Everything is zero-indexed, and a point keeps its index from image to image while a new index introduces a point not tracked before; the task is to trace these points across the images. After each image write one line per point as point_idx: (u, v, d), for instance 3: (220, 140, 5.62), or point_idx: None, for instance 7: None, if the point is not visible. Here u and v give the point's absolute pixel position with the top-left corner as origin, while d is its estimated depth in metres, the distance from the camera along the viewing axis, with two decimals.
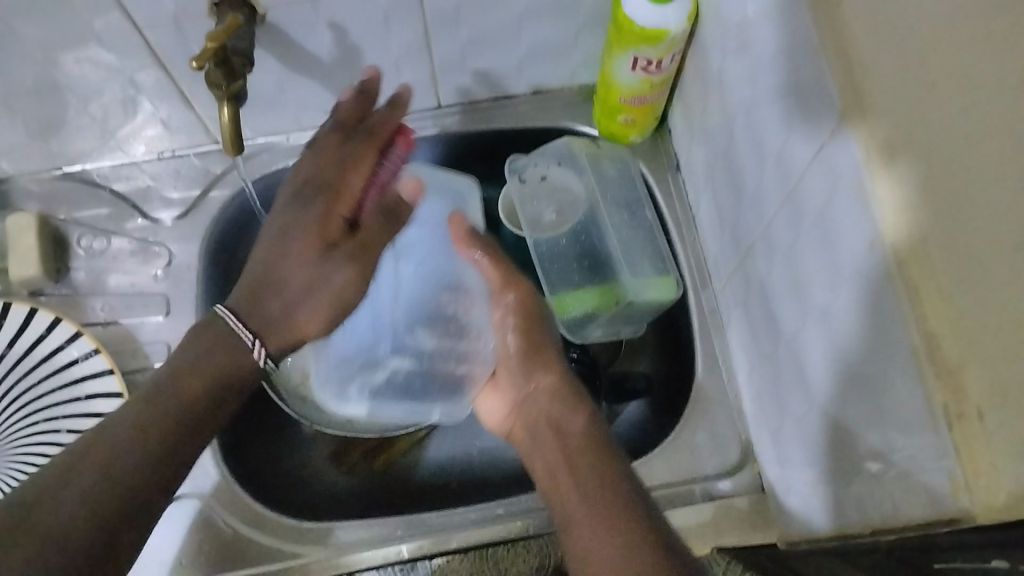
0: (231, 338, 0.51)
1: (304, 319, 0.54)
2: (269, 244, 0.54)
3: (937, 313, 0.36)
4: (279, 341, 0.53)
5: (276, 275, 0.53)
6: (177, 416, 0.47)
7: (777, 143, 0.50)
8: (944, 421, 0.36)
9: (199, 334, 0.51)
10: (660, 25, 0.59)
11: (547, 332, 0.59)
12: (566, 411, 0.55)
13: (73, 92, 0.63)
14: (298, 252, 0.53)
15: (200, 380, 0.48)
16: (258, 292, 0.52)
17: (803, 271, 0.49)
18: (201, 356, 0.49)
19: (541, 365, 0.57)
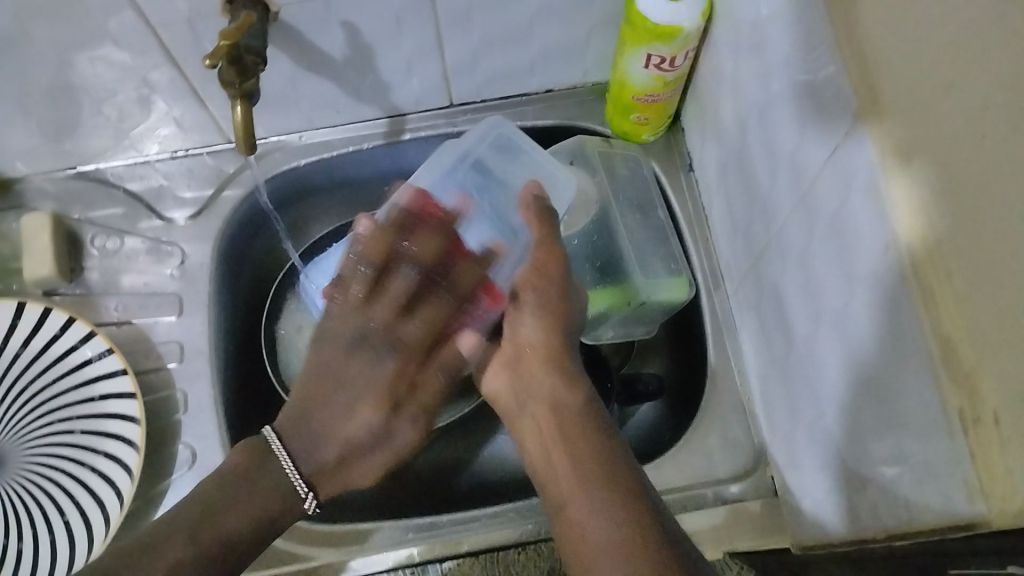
0: (273, 458, 0.55)
1: (354, 469, 0.57)
2: (326, 371, 0.56)
3: (953, 317, 0.35)
4: (329, 488, 0.57)
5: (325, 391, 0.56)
6: (225, 543, 0.51)
7: (790, 143, 0.50)
8: (959, 426, 0.35)
9: (246, 456, 0.55)
10: (674, 22, 0.58)
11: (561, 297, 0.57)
12: (561, 385, 0.54)
13: (87, 92, 0.63)
14: (358, 409, 0.56)
15: (241, 520, 0.52)
16: (307, 424, 0.56)
17: (816, 274, 0.48)
18: (248, 491, 0.54)
19: (542, 334, 0.56)
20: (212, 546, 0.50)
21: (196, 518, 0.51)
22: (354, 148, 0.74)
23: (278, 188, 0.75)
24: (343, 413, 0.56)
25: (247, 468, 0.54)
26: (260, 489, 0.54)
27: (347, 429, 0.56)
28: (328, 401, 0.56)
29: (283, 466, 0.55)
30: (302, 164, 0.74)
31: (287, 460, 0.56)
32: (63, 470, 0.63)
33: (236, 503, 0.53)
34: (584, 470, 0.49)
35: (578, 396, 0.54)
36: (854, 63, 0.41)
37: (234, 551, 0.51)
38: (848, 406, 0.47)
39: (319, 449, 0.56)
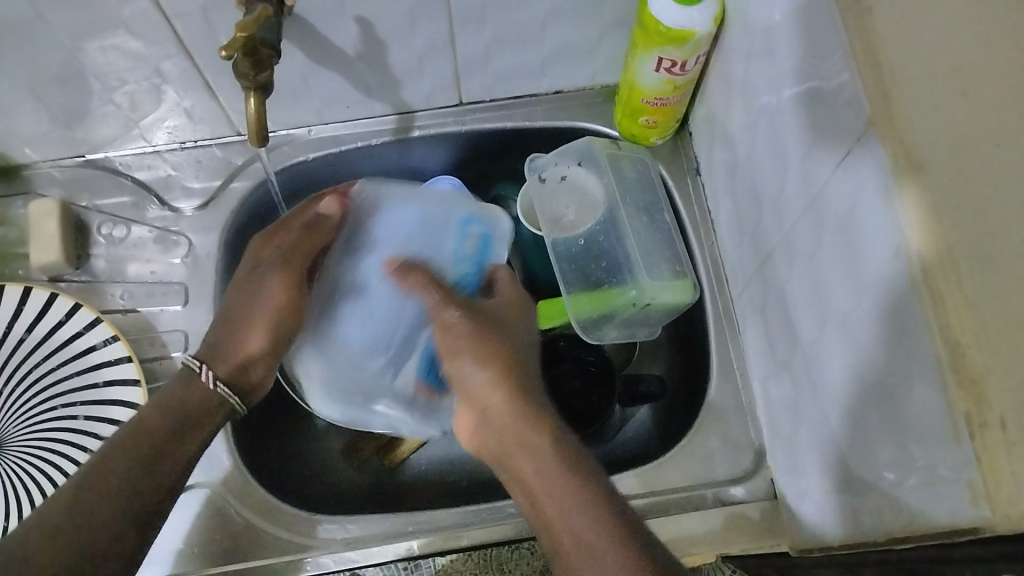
0: (198, 378, 0.57)
1: (252, 364, 0.60)
2: (248, 268, 0.63)
3: (962, 323, 0.35)
4: (224, 367, 0.59)
5: (246, 290, 0.61)
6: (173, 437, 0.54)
7: (801, 148, 0.50)
8: (965, 430, 0.35)
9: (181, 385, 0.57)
10: (686, 26, 0.58)
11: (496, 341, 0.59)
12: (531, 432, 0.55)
13: (98, 79, 0.63)
14: (256, 284, 0.61)
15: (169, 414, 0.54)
16: (227, 321, 0.60)
17: (824, 279, 0.49)
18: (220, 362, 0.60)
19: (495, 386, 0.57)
20: (143, 441, 0.52)
21: (132, 426, 0.53)
22: (363, 143, 0.74)
23: (286, 181, 0.75)
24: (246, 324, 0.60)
25: (171, 392, 0.56)
26: (185, 399, 0.56)
27: (250, 311, 0.60)
28: (236, 325, 0.60)
29: (211, 384, 0.57)
30: (310, 158, 0.74)
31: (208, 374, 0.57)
32: (64, 454, 0.62)
33: (156, 410, 0.54)
34: (562, 494, 0.51)
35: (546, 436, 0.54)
36: (866, 68, 0.41)
37: (177, 440, 0.53)
38: (854, 410, 0.47)
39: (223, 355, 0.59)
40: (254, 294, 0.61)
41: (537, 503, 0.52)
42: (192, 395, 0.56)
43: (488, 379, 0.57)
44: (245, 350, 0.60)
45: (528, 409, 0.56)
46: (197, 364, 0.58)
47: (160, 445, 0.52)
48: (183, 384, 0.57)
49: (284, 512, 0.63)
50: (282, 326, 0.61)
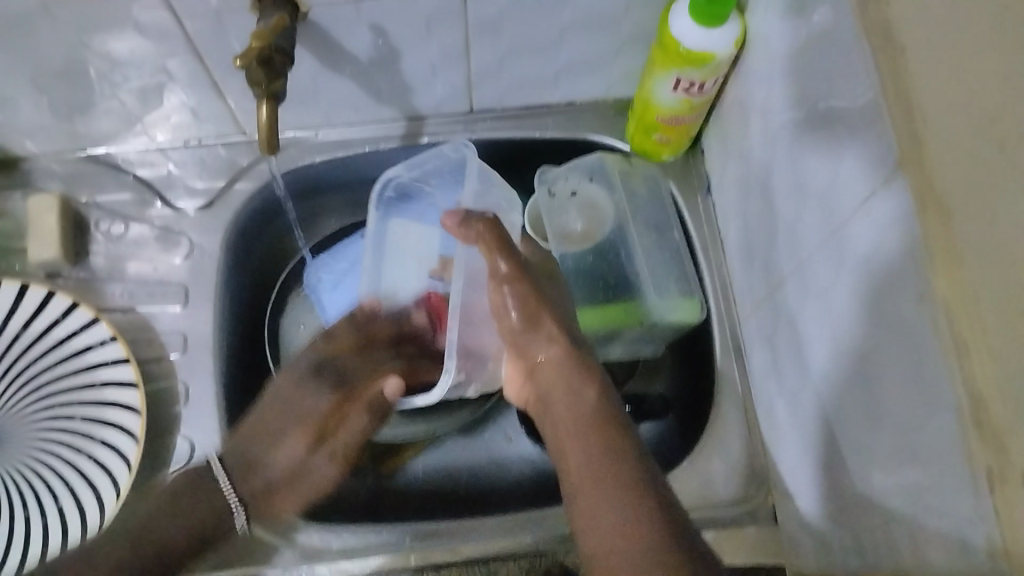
0: (213, 486, 0.60)
1: (277, 501, 0.63)
2: (286, 384, 0.66)
3: (984, 372, 0.35)
4: (259, 514, 0.62)
5: (274, 420, 0.64)
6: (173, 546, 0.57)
7: (820, 178, 0.50)
8: (985, 484, 0.35)
9: (196, 483, 0.60)
10: (707, 48, 0.58)
11: (539, 290, 0.59)
12: (573, 375, 0.55)
13: (104, 76, 0.62)
14: (293, 437, 0.65)
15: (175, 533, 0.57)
16: (251, 463, 0.63)
17: (841, 315, 0.48)
18: (256, 473, 0.63)
19: (545, 336, 0.57)
20: (189, 545, 0.57)
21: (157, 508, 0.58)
22: (370, 148, 0.73)
23: (291, 183, 0.74)
24: (293, 424, 0.65)
25: (191, 489, 0.60)
26: (187, 512, 0.58)
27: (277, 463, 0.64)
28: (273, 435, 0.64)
29: (223, 489, 0.60)
30: (316, 161, 0.73)
31: (229, 486, 0.61)
32: (61, 457, 0.62)
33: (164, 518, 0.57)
34: (587, 440, 0.52)
35: (590, 385, 0.55)
36: (894, 105, 0.40)
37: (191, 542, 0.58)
38: (864, 449, 0.47)
39: (251, 480, 0.62)
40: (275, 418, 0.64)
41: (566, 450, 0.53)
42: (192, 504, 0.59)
43: (522, 322, 0.58)
44: (275, 509, 0.62)
45: (581, 358, 0.56)
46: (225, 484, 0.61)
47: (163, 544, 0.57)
48: (193, 480, 0.60)
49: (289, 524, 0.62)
50: (333, 469, 0.67)
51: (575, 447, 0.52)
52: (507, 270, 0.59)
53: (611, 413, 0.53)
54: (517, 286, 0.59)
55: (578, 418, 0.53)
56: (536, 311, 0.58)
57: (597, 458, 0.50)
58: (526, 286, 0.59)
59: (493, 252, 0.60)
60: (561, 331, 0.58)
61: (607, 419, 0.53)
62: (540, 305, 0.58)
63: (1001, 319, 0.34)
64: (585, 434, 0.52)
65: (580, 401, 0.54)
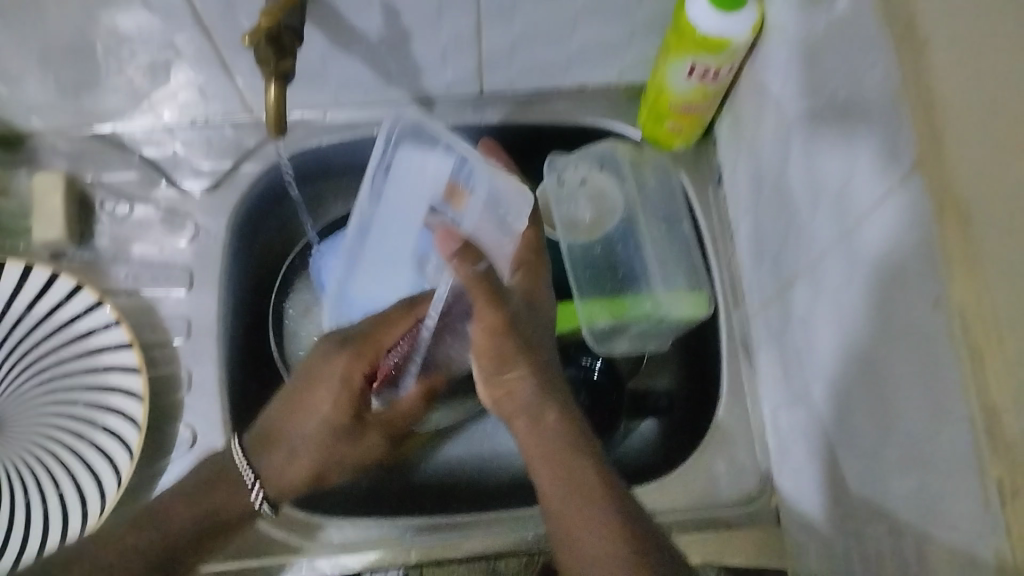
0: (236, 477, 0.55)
1: (297, 476, 0.57)
2: (323, 354, 0.58)
3: (999, 383, 0.34)
4: (279, 486, 0.56)
5: (304, 386, 0.57)
6: (173, 544, 0.52)
7: (835, 174, 0.49)
8: (997, 497, 0.34)
9: (211, 474, 0.55)
10: (723, 35, 0.56)
11: (509, 318, 0.52)
12: (538, 410, 0.52)
13: (111, 52, 0.61)
14: (326, 405, 0.56)
15: (183, 517, 0.53)
16: (274, 438, 0.56)
17: (851, 316, 0.47)
18: (271, 455, 0.56)
19: (509, 367, 0.52)
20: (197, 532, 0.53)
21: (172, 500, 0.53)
22: (378, 132, 0.72)
23: (298, 166, 0.73)
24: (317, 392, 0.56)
25: (208, 478, 0.55)
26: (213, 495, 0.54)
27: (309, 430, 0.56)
28: (300, 402, 0.56)
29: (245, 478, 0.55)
30: (323, 143, 0.72)
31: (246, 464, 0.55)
32: (62, 442, 0.62)
33: (178, 505, 0.53)
34: (564, 496, 0.49)
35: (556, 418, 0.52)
36: (914, 103, 0.39)
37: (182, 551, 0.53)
38: (871, 455, 0.46)
39: (275, 455, 0.56)
40: (336, 376, 0.57)
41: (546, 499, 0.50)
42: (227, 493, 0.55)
43: (493, 355, 0.52)
44: (292, 480, 0.57)
45: (544, 389, 0.53)
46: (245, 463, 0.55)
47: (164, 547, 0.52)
48: (215, 470, 0.56)
49: (299, 522, 0.62)
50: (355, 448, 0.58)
51: (542, 481, 0.50)
52: (494, 318, 0.52)
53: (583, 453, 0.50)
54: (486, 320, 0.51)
55: (549, 460, 0.50)
56: (512, 353, 0.52)
57: (571, 509, 0.48)
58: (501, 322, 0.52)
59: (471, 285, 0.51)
60: (529, 359, 0.53)
61: (582, 465, 0.50)
62: (510, 344, 0.52)
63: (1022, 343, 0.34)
64: (559, 485, 0.49)
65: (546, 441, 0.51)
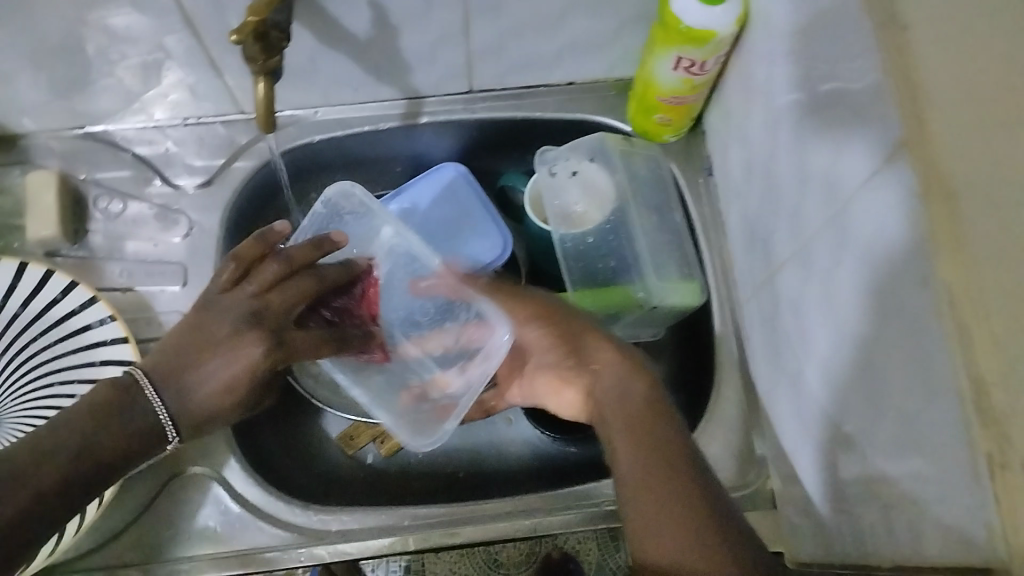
0: (139, 397, 0.51)
1: (206, 421, 0.53)
2: (212, 293, 0.54)
3: (987, 357, 0.35)
4: (184, 425, 0.52)
5: (205, 328, 0.53)
6: (65, 471, 0.47)
7: (822, 158, 0.49)
8: (985, 471, 0.35)
9: (106, 390, 0.50)
10: (708, 27, 0.57)
11: (570, 318, 0.58)
12: (626, 381, 0.54)
13: (101, 52, 0.61)
14: (224, 351, 0.52)
15: (109, 443, 0.49)
16: (178, 369, 0.52)
17: (841, 298, 0.48)
18: (178, 391, 0.51)
19: (594, 345, 0.57)
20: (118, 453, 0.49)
21: (89, 410, 0.49)
22: (370, 128, 0.73)
23: (292, 163, 0.73)
24: (226, 349, 0.52)
25: (101, 404, 0.49)
26: (105, 414, 0.49)
27: (207, 382, 0.52)
28: (202, 349, 0.52)
29: (153, 406, 0.51)
30: (316, 140, 0.72)
31: (149, 389, 0.51)
32: None
33: (86, 422, 0.48)
34: (653, 460, 0.49)
35: (645, 390, 0.53)
36: (899, 83, 0.40)
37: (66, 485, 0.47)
38: (863, 433, 0.47)
39: (180, 387, 0.52)
40: (227, 321, 0.53)
41: (627, 463, 0.50)
42: (126, 420, 0.50)
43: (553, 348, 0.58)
44: (182, 422, 0.51)
45: (636, 362, 0.55)
46: (144, 378, 0.51)
47: (75, 469, 0.47)
48: (111, 387, 0.51)
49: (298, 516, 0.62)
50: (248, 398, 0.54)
51: (624, 453, 0.51)
52: (535, 314, 0.58)
53: (668, 422, 0.52)
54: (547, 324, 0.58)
55: (633, 426, 0.52)
56: (575, 334, 0.58)
57: (655, 478, 0.49)
58: (558, 322, 0.58)
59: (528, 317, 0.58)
60: (607, 339, 0.57)
61: (670, 433, 0.51)
62: (579, 333, 0.57)
63: (999, 289, 0.35)
64: (646, 450, 0.50)
65: (630, 408, 0.53)
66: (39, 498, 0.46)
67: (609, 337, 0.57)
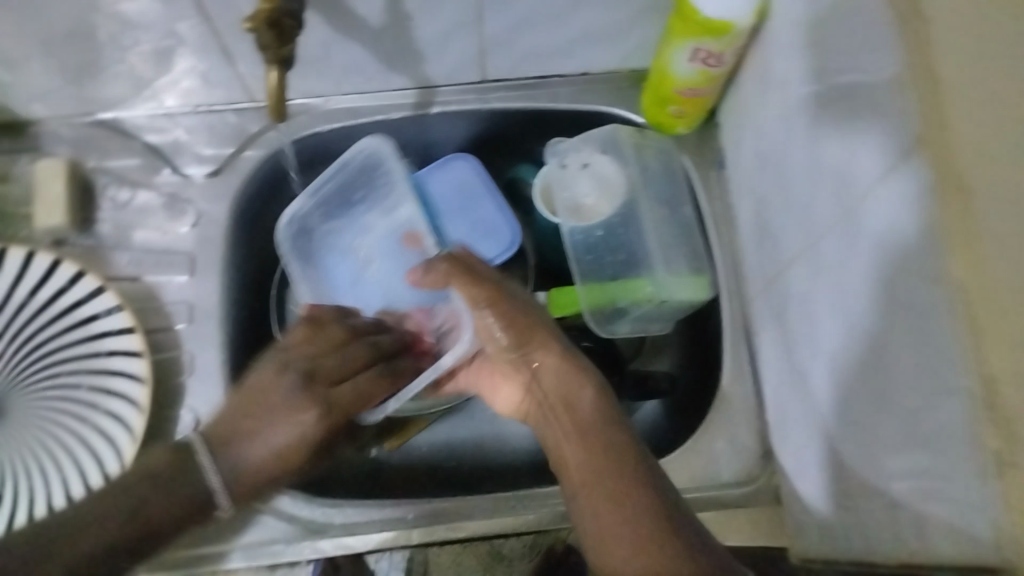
0: (195, 469, 0.52)
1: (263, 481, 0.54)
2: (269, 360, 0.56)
3: (1001, 359, 0.34)
4: (247, 485, 0.54)
5: (259, 393, 0.55)
6: (128, 536, 0.49)
7: (837, 154, 0.48)
8: (995, 474, 0.34)
9: (168, 462, 0.52)
10: (726, 18, 0.56)
11: (519, 305, 0.56)
12: (574, 387, 0.55)
13: (111, 39, 0.61)
14: (280, 413, 0.54)
15: (163, 510, 0.51)
16: (231, 438, 0.53)
17: (852, 297, 0.47)
18: (237, 459, 0.53)
19: (539, 344, 0.56)
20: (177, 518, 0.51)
21: (141, 475, 0.52)
22: (380, 118, 0.72)
23: (301, 152, 0.73)
24: (276, 418, 0.54)
25: (172, 467, 0.52)
26: (165, 481, 0.51)
27: (264, 446, 0.54)
28: (255, 417, 0.54)
29: (206, 475, 0.52)
30: (326, 130, 0.72)
31: (206, 460, 0.53)
32: (64, 425, 0.62)
33: (149, 492, 0.51)
34: (598, 467, 0.51)
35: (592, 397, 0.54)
36: (919, 77, 0.39)
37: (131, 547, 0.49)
38: (871, 434, 0.46)
39: (236, 455, 0.53)
40: (275, 384, 0.55)
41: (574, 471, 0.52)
42: (184, 484, 0.52)
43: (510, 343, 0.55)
44: (254, 479, 0.54)
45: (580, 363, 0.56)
46: (202, 449, 0.53)
47: (144, 528, 0.50)
48: (174, 457, 0.53)
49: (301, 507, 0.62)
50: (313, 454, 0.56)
51: (572, 458, 0.53)
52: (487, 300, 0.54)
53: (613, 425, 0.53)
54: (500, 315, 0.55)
55: (583, 433, 0.53)
56: (528, 327, 0.56)
57: (605, 491, 0.50)
58: (507, 309, 0.55)
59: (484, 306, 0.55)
60: (551, 335, 0.56)
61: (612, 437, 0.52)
62: (531, 327, 0.56)
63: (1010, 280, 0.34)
64: (593, 456, 0.52)
65: (581, 421, 0.54)
66: (90, 561, 0.48)
67: (555, 338, 0.56)
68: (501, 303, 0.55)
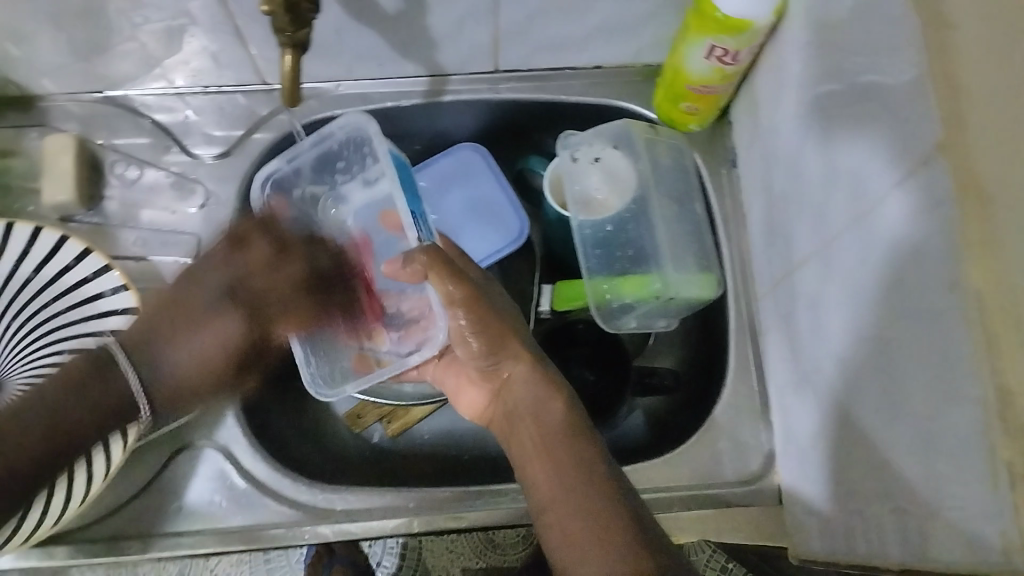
0: (114, 369, 0.55)
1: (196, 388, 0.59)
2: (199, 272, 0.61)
3: (1015, 368, 0.34)
4: (165, 394, 0.57)
5: (186, 304, 0.59)
6: (38, 440, 0.51)
7: (852, 156, 0.48)
8: (1007, 481, 0.34)
9: (87, 364, 0.54)
10: (743, 17, 0.56)
11: (491, 310, 0.56)
12: (543, 400, 0.54)
13: (123, 16, 0.60)
14: (183, 317, 0.58)
15: (82, 413, 0.52)
16: (153, 340, 0.57)
17: (863, 299, 0.47)
18: (164, 356, 0.57)
19: (509, 356, 0.56)
20: (95, 427, 0.53)
21: (71, 374, 0.53)
22: (392, 104, 0.72)
23: None
24: (199, 326, 0.58)
25: (82, 374, 0.53)
26: (84, 387, 0.53)
27: (182, 352, 0.57)
28: (176, 327, 0.57)
29: (126, 374, 0.55)
30: (337, 115, 0.71)
31: (125, 360, 0.55)
32: None
33: (54, 393, 0.52)
34: (563, 469, 0.50)
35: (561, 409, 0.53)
36: (940, 82, 0.39)
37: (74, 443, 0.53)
38: (878, 437, 0.46)
39: (160, 359, 0.56)
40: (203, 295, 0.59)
41: (539, 478, 0.51)
42: (100, 389, 0.54)
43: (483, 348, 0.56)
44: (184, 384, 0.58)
45: (549, 376, 0.55)
46: (118, 351, 0.55)
47: (55, 428, 0.51)
48: (93, 364, 0.54)
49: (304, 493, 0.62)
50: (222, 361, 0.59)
51: (536, 467, 0.52)
52: (458, 296, 0.55)
53: (575, 424, 0.53)
54: (472, 317, 0.55)
55: (549, 445, 0.52)
56: (501, 335, 0.56)
57: (572, 500, 0.49)
58: (484, 314, 0.55)
59: (456, 309, 0.55)
60: (522, 346, 0.56)
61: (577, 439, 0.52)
62: (503, 332, 0.56)
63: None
64: (558, 461, 0.51)
65: (548, 433, 0.52)
66: (11, 474, 0.50)
67: (525, 349, 0.56)
68: (477, 299, 0.55)
